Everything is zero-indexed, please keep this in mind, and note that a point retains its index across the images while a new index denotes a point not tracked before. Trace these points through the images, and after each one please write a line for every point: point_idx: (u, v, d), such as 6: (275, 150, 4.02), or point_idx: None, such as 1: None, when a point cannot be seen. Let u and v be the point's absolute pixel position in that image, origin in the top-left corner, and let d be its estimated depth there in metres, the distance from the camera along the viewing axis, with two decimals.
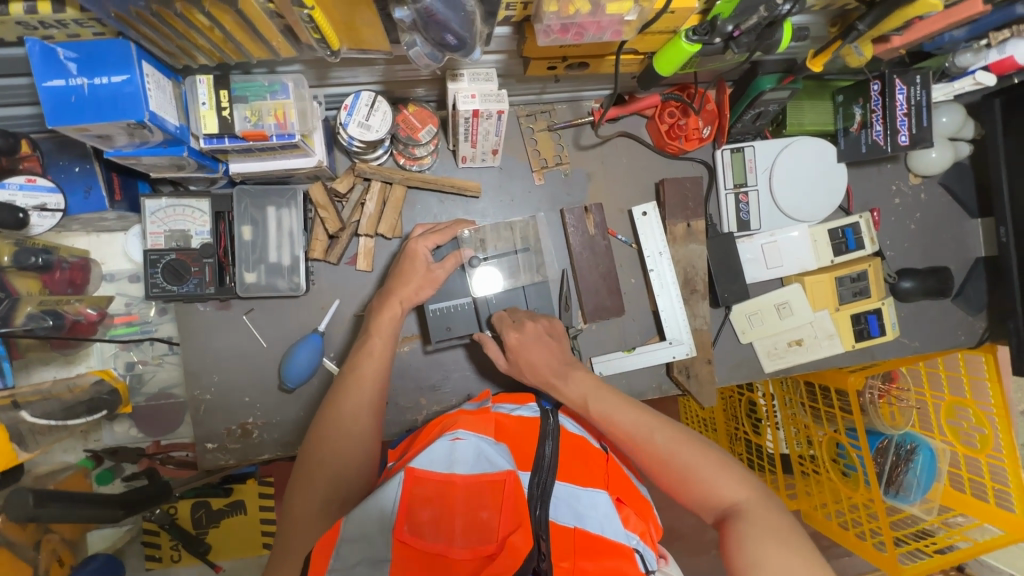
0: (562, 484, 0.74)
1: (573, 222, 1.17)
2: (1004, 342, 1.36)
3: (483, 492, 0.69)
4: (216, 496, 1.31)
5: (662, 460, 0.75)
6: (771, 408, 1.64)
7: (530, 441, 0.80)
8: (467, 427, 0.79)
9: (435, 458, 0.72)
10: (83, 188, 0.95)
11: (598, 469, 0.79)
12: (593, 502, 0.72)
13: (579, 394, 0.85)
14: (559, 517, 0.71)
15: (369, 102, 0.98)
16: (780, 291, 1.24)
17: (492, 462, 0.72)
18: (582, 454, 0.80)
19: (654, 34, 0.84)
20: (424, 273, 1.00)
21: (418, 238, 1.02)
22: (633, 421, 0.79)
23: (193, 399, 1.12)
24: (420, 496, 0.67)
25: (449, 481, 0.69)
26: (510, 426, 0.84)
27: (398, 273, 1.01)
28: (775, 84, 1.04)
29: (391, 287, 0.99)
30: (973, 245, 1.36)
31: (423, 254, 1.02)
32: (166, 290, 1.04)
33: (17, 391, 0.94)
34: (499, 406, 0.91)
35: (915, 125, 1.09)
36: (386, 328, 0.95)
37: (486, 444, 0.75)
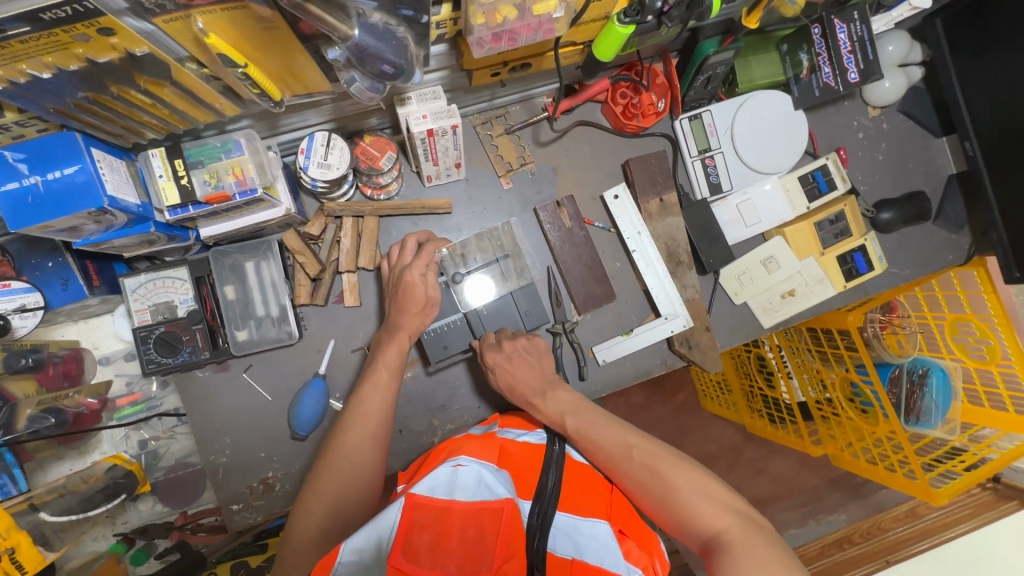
0: (563, 514, 0.75)
1: (548, 219, 1.18)
2: (991, 253, 1.37)
3: (482, 520, 0.70)
4: (252, 555, 1.28)
5: (639, 481, 0.80)
6: (780, 359, 1.65)
7: (532, 470, 0.81)
8: (470, 451, 0.78)
9: (436, 483, 0.72)
10: (60, 280, 0.96)
11: (600, 501, 0.79)
12: (593, 532, 0.73)
13: (557, 411, 0.90)
14: (558, 547, 0.72)
15: (325, 142, 0.99)
16: (763, 247, 1.24)
17: (492, 489, 0.73)
18: (583, 485, 0.81)
19: (588, 23, 0.85)
20: (421, 298, 1.00)
21: (412, 268, 1.00)
22: (612, 440, 0.84)
23: (210, 464, 1.12)
24: (418, 521, 0.68)
25: (447, 508, 0.70)
26: (515, 452, 0.83)
27: (399, 307, 1.01)
28: (717, 47, 1.06)
29: (401, 322, 1.00)
30: (944, 163, 1.37)
31: (416, 283, 1.00)
32: (162, 364, 1.05)
33: (33, 493, 0.98)
34: (506, 431, 0.90)
35: (862, 61, 1.11)
36: (393, 360, 0.98)
37: (487, 472, 0.75)
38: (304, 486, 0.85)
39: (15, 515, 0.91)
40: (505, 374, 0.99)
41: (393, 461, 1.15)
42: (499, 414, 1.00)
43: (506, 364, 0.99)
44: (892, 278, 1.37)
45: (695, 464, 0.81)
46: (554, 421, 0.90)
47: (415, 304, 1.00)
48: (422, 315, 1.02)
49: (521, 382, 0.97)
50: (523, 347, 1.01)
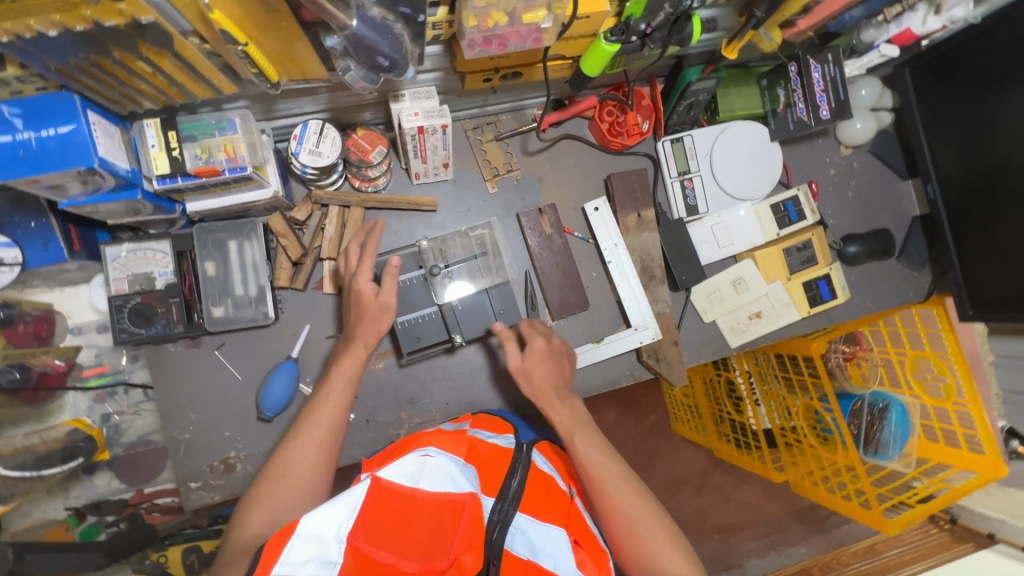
0: (523, 514, 0.76)
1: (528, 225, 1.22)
2: (949, 293, 1.43)
3: (443, 512, 0.70)
4: (206, 539, 1.31)
5: (623, 510, 0.85)
6: (748, 386, 1.68)
7: (499, 470, 0.82)
8: (438, 446, 0.79)
9: (403, 470, 0.71)
10: (40, 241, 0.96)
11: (560, 506, 0.82)
12: (550, 536, 0.75)
13: (568, 423, 0.96)
14: (514, 547, 0.72)
15: (318, 130, 1.03)
16: (734, 269, 1.29)
17: (458, 483, 0.72)
18: (547, 491, 0.82)
19: (577, 38, 0.90)
20: (374, 306, 1.00)
21: (358, 277, 1.02)
22: (610, 466, 0.89)
23: (173, 440, 1.12)
24: (382, 506, 0.67)
25: (412, 496, 0.69)
26: (482, 452, 0.85)
27: (354, 316, 1.02)
28: (700, 75, 1.13)
29: (357, 331, 1.01)
30: (909, 205, 1.45)
31: (366, 290, 1.01)
32: (134, 334, 1.05)
33: None
34: (477, 433, 0.91)
35: (833, 99, 1.17)
36: (348, 370, 0.98)
37: (454, 465, 0.75)
38: (252, 491, 0.87)
39: None
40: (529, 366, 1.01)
41: (358, 451, 1.16)
42: (473, 415, 1.02)
43: (522, 366, 1.02)
44: (856, 309, 1.43)
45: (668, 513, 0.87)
46: (564, 429, 0.95)
47: (368, 312, 1.01)
48: (376, 323, 1.01)
49: (534, 388, 1.00)
50: (538, 355, 1.02)
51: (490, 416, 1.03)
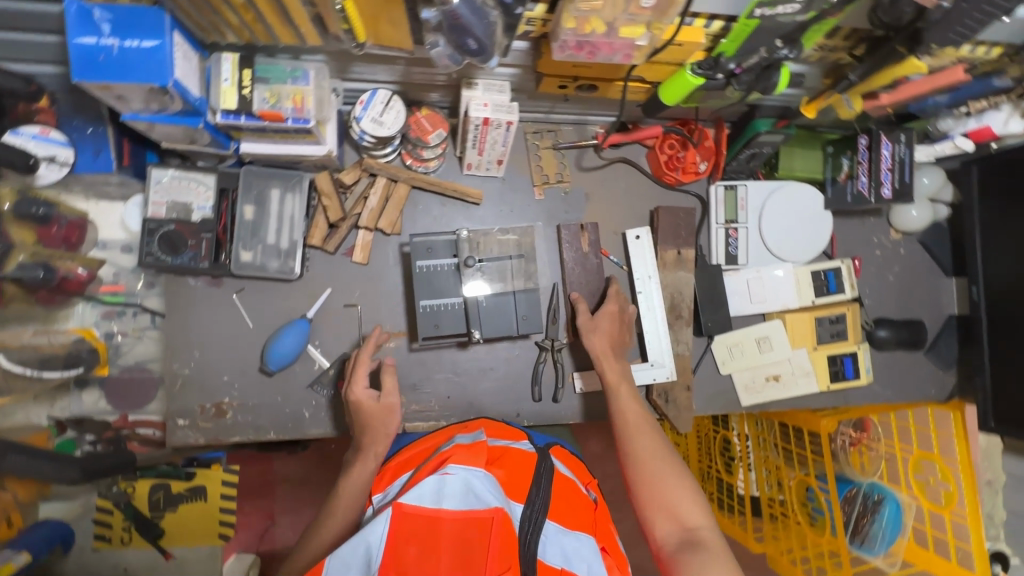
0: (551, 523, 0.75)
1: (573, 264, 1.21)
2: (971, 399, 1.40)
3: (470, 532, 0.66)
4: (177, 480, 1.28)
5: (648, 455, 0.96)
6: (745, 448, 1.65)
7: (524, 478, 0.80)
8: (458, 460, 0.76)
9: (423, 492, 0.70)
10: (93, 148, 0.97)
11: (585, 516, 0.80)
12: (579, 546, 0.73)
13: (617, 375, 1.08)
14: (548, 556, 0.70)
15: (385, 100, 1.02)
16: (761, 326, 1.27)
17: (481, 498, 0.70)
18: (570, 501, 0.81)
19: (662, 64, 0.89)
20: (377, 409, 1.01)
21: (355, 387, 1.02)
22: (646, 419, 1.02)
23: (171, 373, 1.11)
24: (406, 534, 0.66)
25: (436, 517, 0.67)
26: (504, 460, 0.83)
27: (360, 427, 1.01)
28: (770, 127, 1.11)
29: (364, 442, 0.99)
30: (947, 303, 1.42)
31: (364, 398, 1.01)
32: (160, 260, 1.04)
33: None
34: (492, 441, 0.90)
35: (898, 180, 1.14)
36: (356, 482, 0.96)
37: (476, 479, 0.72)
38: None
39: None
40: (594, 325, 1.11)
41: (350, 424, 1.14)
42: (483, 423, 0.99)
43: (588, 324, 1.12)
44: (873, 395, 1.39)
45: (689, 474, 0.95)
46: (614, 379, 1.08)
47: (377, 417, 1.01)
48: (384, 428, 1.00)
49: (595, 345, 1.10)
50: (605, 318, 1.13)
51: (503, 425, 1.01)
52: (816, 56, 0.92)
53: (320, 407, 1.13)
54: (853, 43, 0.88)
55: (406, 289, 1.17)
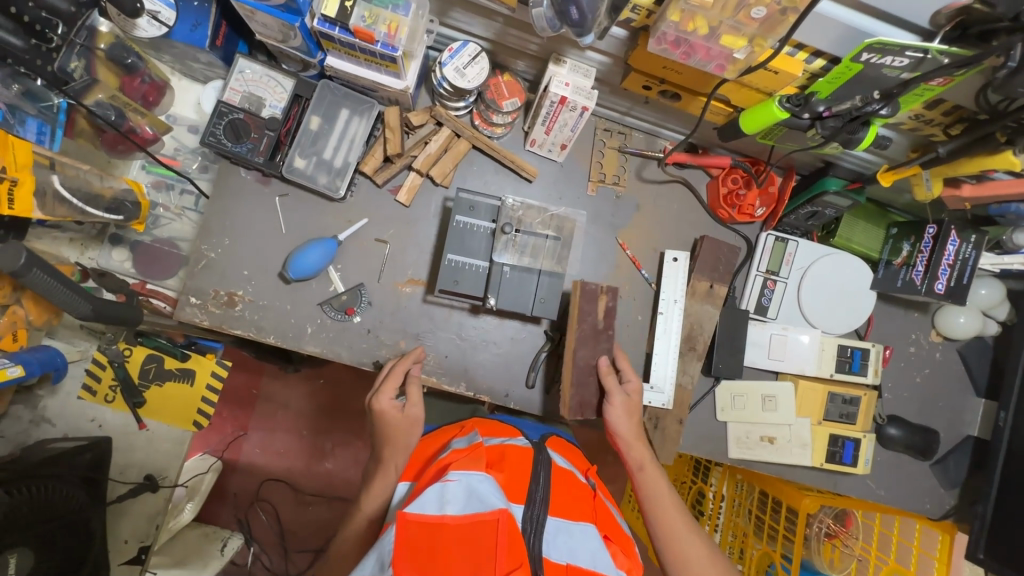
0: (553, 519, 0.74)
1: (581, 343, 1.08)
2: (966, 527, 1.32)
3: (474, 533, 0.63)
4: (172, 356, 1.31)
5: (696, 557, 0.92)
6: (716, 507, 1.60)
7: (524, 473, 0.79)
8: (458, 466, 0.74)
9: (425, 501, 0.68)
10: (193, 21, 1.00)
11: (587, 505, 0.81)
12: (584, 534, 0.74)
13: (632, 431, 1.04)
14: (552, 554, 0.69)
15: (473, 54, 1.04)
16: (771, 384, 1.23)
17: (483, 500, 0.67)
18: (567, 492, 0.81)
19: (752, 89, 0.87)
20: (400, 424, 0.95)
21: (377, 397, 0.96)
22: (659, 484, 0.99)
23: (197, 252, 1.13)
24: (412, 544, 0.64)
25: (439, 523, 0.65)
26: (503, 455, 0.84)
27: (379, 438, 0.95)
28: (840, 188, 1.07)
29: (384, 454, 0.94)
30: (969, 421, 1.35)
31: (388, 408, 0.95)
32: (220, 144, 1.07)
33: (58, 158, 0.96)
34: (488, 441, 0.89)
35: (955, 278, 1.12)
36: (380, 490, 0.92)
37: (478, 481, 0.69)
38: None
39: (36, 163, 0.90)
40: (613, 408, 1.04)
41: (345, 353, 1.14)
42: (477, 422, 1.00)
43: (623, 403, 1.04)
44: (866, 491, 1.32)
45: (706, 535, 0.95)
46: (626, 437, 1.03)
47: (401, 430, 0.95)
48: (404, 442, 0.94)
49: (625, 429, 1.03)
50: (634, 396, 1.06)
51: (496, 423, 1.04)
52: (909, 125, 0.89)
53: (323, 327, 1.14)
54: (952, 121, 0.85)
55: (437, 241, 1.18)
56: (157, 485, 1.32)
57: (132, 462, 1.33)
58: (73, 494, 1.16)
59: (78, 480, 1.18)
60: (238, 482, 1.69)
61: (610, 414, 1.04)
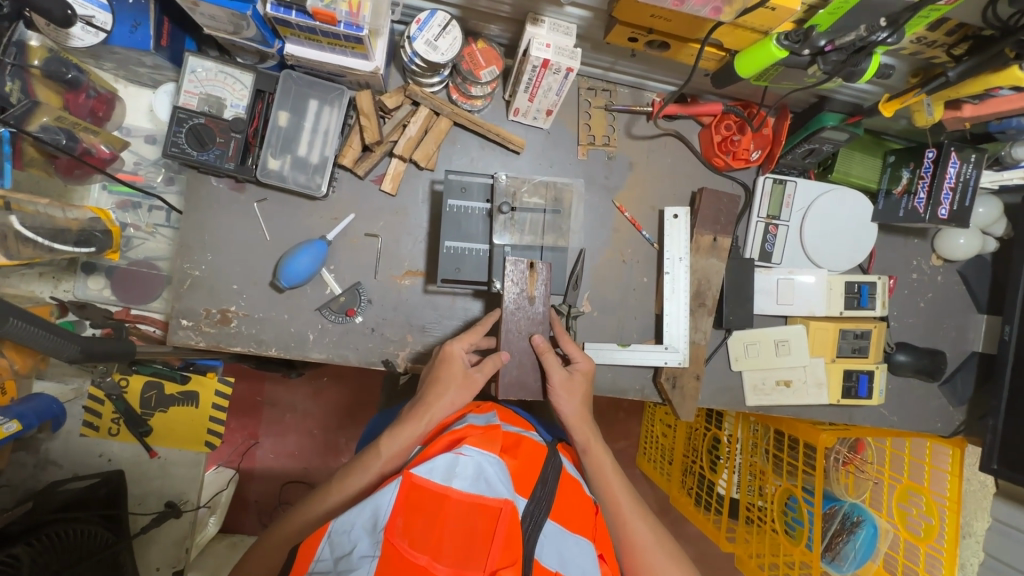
0: (552, 523, 0.71)
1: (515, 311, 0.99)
2: (977, 439, 1.36)
3: (477, 517, 0.62)
4: (171, 381, 1.27)
5: (647, 546, 0.89)
6: (732, 449, 1.59)
7: (533, 471, 0.76)
8: (473, 441, 0.71)
9: (434, 466, 0.65)
10: (131, 21, 0.90)
11: (588, 520, 0.78)
12: (578, 549, 0.70)
13: (578, 413, 0.97)
14: (544, 557, 0.66)
15: (443, 24, 0.96)
16: (783, 328, 1.23)
17: (491, 486, 0.65)
18: (573, 502, 0.78)
19: (745, 29, 0.82)
20: (460, 376, 0.93)
21: (453, 340, 0.97)
22: (606, 464, 0.95)
23: (181, 272, 1.07)
24: (411, 505, 0.62)
25: (443, 495, 0.62)
26: (513, 447, 0.80)
27: (433, 379, 0.93)
28: (838, 123, 1.04)
29: (429, 398, 0.90)
30: (972, 339, 1.38)
31: (460, 358, 0.95)
32: (185, 153, 0.99)
33: (13, 194, 0.88)
34: (505, 426, 0.87)
35: (957, 202, 1.11)
36: (406, 433, 0.86)
37: (490, 465, 0.67)
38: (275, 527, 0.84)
39: None
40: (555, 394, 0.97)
41: (352, 355, 1.11)
42: (495, 405, 0.97)
43: (563, 384, 0.97)
44: (879, 418, 1.36)
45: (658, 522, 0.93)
46: (574, 421, 0.97)
47: (456, 379, 0.92)
48: (456, 396, 0.91)
49: (573, 413, 0.97)
50: (579, 377, 0.99)
51: (512, 412, 1.01)
52: (910, 50, 0.85)
53: (325, 332, 1.10)
54: (956, 40, 0.81)
55: (431, 228, 1.13)
56: (179, 510, 1.31)
57: (150, 491, 1.30)
58: (99, 532, 1.13)
59: (98, 518, 1.15)
60: (257, 489, 1.67)
61: (555, 399, 0.97)
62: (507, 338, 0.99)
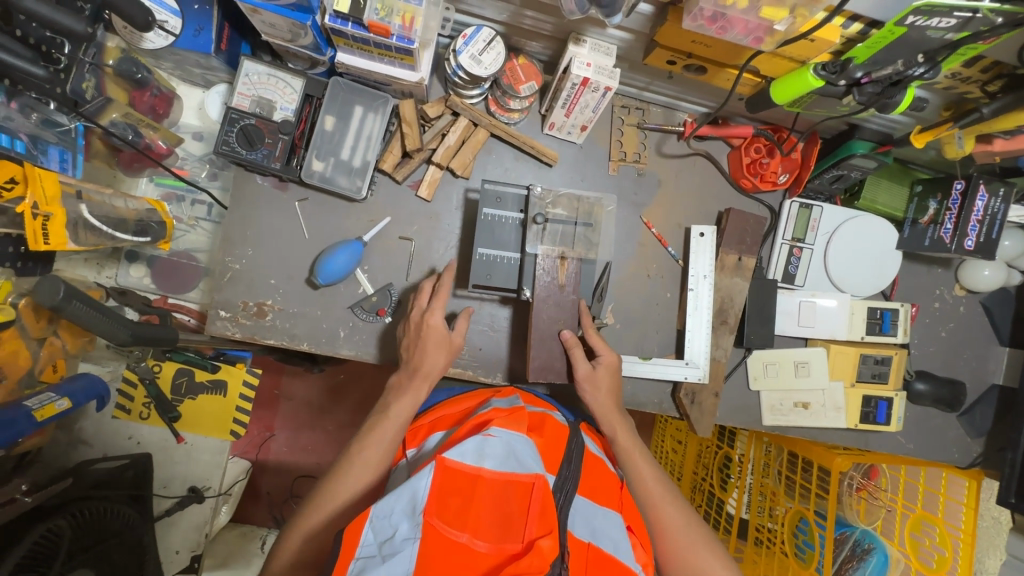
0: (581, 498, 0.75)
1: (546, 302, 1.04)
2: (995, 472, 1.35)
3: (511, 491, 0.66)
4: (202, 369, 1.31)
5: (678, 528, 0.88)
6: (744, 468, 1.60)
7: (558, 450, 0.80)
8: (500, 424, 0.75)
9: (465, 449, 0.69)
10: (196, 26, 0.95)
11: (613, 492, 0.81)
12: (608, 519, 0.73)
13: (601, 405, 1.02)
14: (576, 529, 0.69)
15: (488, 39, 0.99)
16: (803, 350, 1.24)
17: (523, 463, 0.69)
18: (598, 478, 0.81)
19: (783, 58, 0.85)
20: (443, 340, 1.00)
21: (429, 309, 1.02)
22: (635, 447, 0.98)
23: (222, 265, 1.11)
24: (449, 487, 0.65)
25: (476, 476, 0.66)
26: (538, 428, 0.82)
27: (419, 345, 1.00)
28: (867, 151, 1.05)
29: (422, 360, 0.98)
30: (993, 371, 1.38)
31: (437, 324, 1.01)
32: (235, 152, 1.03)
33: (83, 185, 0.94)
34: (529, 407, 0.90)
35: (984, 234, 1.12)
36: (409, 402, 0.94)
37: (519, 443, 0.72)
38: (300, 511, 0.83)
39: (62, 194, 0.88)
40: (586, 389, 1.02)
41: (380, 353, 1.14)
42: (519, 390, 1.01)
43: (587, 376, 1.02)
44: (895, 445, 1.36)
45: (690, 509, 0.92)
46: (601, 410, 1.02)
47: (442, 344, 1.00)
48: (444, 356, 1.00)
49: (597, 403, 1.02)
50: (603, 370, 1.03)
51: (533, 395, 1.03)
52: (945, 84, 0.87)
53: (355, 329, 1.14)
54: (991, 77, 0.83)
55: (463, 233, 1.17)
56: (202, 496, 1.34)
57: (174, 475, 1.34)
58: (126, 513, 1.16)
59: (126, 498, 1.19)
60: (271, 480, 1.70)
61: (580, 390, 1.03)
62: (538, 321, 1.04)
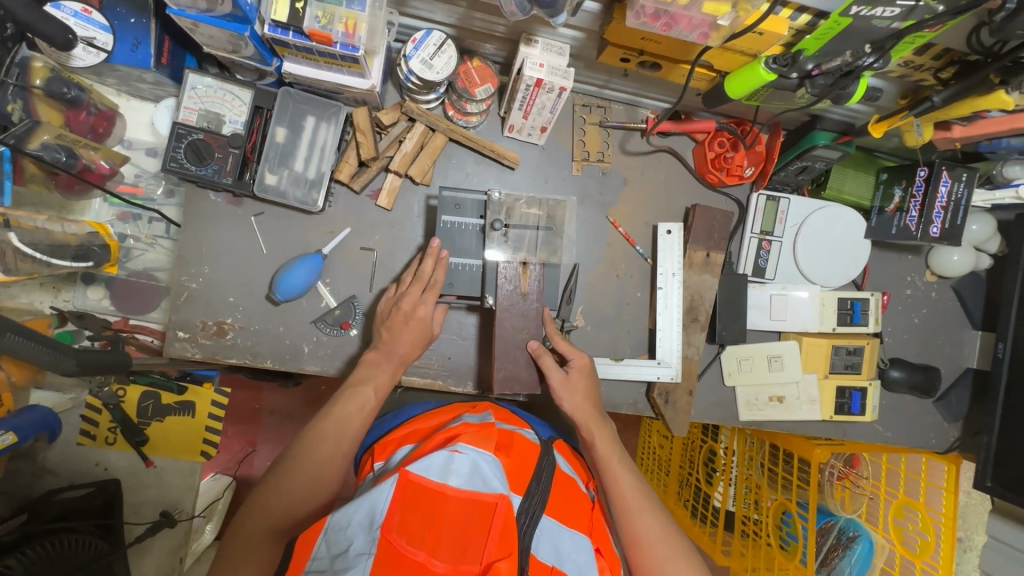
0: (548, 518, 0.72)
1: (509, 308, 1.03)
2: (972, 456, 1.35)
3: (472, 512, 0.64)
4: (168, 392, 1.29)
5: (655, 542, 0.84)
6: (729, 462, 1.59)
7: (526, 471, 0.78)
8: (468, 440, 0.73)
9: (431, 463, 0.67)
10: (133, 39, 0.92)
11: (583, 514, 0.79)
12: (575, 545, 0.71)
13: (579, 412, 0.99)
14: (540, 553, 0.68)
15: (438, 43, 0.97)
16: (775, 344, 1.23)
17: (487, 482, 0.67)
18: (569, 498, 0.79)
19: (735, 52, 0.83)
20: (423, 331, 0.99)
21: (420, 301, 0.99)
22: (614, 455, 0.94)
23: (178, 284, 1.08)
24: (409, 500, 0.63)
25: (439, 492, 0.65)
26: (506, 445, 0.80)
27: (394, 325, 0.99)
28: (830, 142, 1.04)
29: (399, 344, 0.97)
30: (967, 355, 1.38)
31: (424, 310, 0.99)
32: (184, 168, 1.00)
33: (11, 212, 0.90)
34: (500, 424, 0.88)
35: (949, 221, 1.11)
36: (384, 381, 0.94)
37: (485, 462, 0.69)
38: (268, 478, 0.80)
39: None
40: (562, 396, 1.01)
41: (346, 366, 1.11)
42: (492, 404, 0.98)
43: (562, 384, 1.01)
44: (873, 434, 1.36)
45: (670, 520, 0.88)
46: (577, 415, 0.99)
47: (421, 332, 0.99)
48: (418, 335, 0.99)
49: (575, 408, 1.00)
50: (577, 374, 1.03)
51: (508, 412, 1.01)
52: (898, 73, 0.86)
53: (319, 344, 1.11)
54: (943, 64, 0.82)
55: (427, 241, 1.14)
56: (174, 519, 1.31)
57: (144, 500, 1.31)
58: (95, 543, 1.12)
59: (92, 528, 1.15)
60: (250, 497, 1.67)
61: (556, 396, 1.02)
62: (502, 330, 1.02)
